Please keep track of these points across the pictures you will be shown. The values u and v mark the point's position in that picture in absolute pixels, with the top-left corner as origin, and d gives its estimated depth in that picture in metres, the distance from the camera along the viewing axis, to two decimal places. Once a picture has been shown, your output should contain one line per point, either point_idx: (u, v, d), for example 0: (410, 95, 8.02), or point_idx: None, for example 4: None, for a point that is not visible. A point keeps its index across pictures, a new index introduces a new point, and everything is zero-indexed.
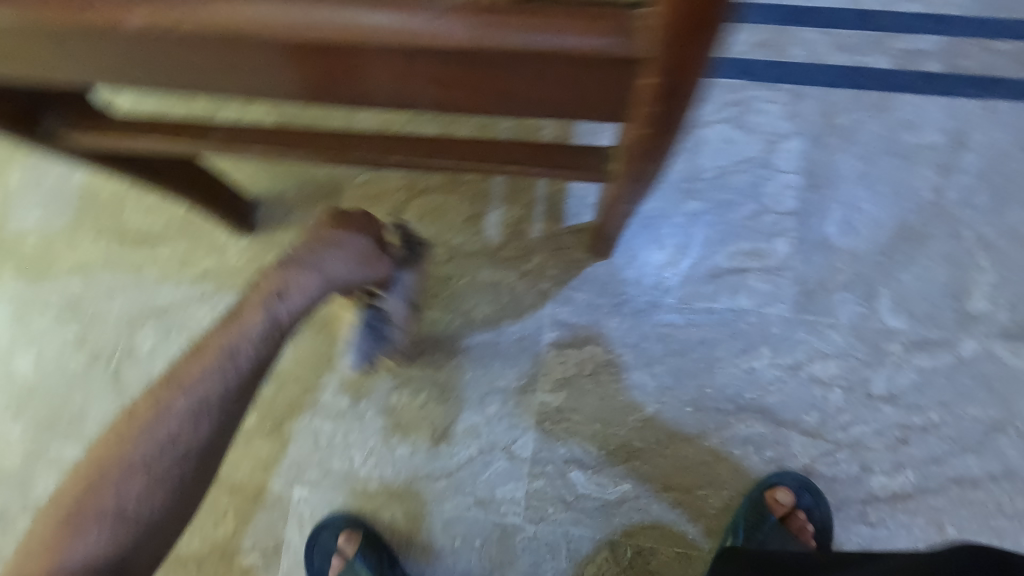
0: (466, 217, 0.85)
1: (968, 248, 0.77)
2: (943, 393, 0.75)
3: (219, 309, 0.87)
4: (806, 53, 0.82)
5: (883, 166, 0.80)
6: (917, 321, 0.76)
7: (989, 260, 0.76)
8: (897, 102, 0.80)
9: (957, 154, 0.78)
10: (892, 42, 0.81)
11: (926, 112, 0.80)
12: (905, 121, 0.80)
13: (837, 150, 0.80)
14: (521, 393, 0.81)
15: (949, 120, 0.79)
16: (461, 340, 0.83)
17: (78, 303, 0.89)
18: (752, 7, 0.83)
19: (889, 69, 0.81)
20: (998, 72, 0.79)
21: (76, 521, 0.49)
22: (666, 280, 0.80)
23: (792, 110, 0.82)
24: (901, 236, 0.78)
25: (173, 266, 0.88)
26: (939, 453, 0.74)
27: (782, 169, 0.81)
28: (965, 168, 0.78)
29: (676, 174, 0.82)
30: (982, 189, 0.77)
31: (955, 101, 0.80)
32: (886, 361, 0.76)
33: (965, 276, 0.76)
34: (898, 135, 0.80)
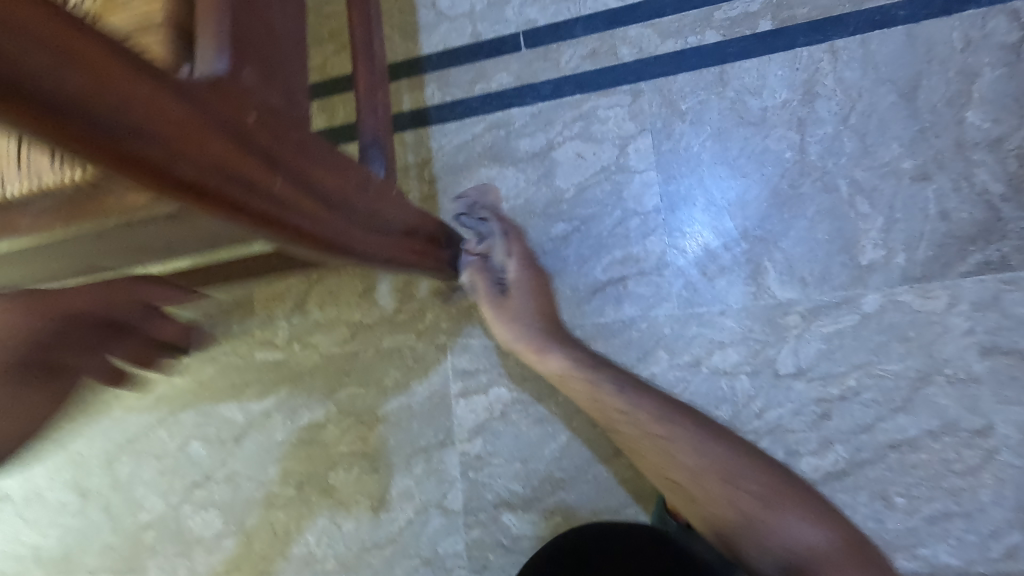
0: (360, 292, 0.89)
1: (845, 198, 0.72)
2: (857, 355, 0.70)
3: (174, 428, 0.96)
4: (635, 50, 0.82)
5: (738, 138, 0.76)
6: (810, 288, 0.72)
7: (871, 205, 0.71)
8: (737, 70, 0.77)
9: (811, 105, 0.74)
10: (717, 14, 0.79)
11: (769, 71, 0.76)
12: (749, 87, 0.77)
13: (688, 135, 0.78)
14: (442, 448, 0.83)
15: (795, 73, 0.75)
16: (379, 410, 0.86)
17: (65, 450, 1.01)
18: (573, 23, 0.85)
19: (721, 40, 0.79)
20: (834, 10, 0.75)
21: None
22: None
23: (634, 109, 0.81)
24: (774, 205, 0.74)
25: (133, 399, 0.98)
26: (867, 421, 0.69)
27: (638, 169, 0.80)
28: (823, 117, 0.74)
29: (539, 202, 0.83)
30: (845, 134, 0.73)
31: (797, 52, 0.76)
32: (787, 337, 0.72)
33: (850, 229, 0.72)
34: (746, 102, 0.77)
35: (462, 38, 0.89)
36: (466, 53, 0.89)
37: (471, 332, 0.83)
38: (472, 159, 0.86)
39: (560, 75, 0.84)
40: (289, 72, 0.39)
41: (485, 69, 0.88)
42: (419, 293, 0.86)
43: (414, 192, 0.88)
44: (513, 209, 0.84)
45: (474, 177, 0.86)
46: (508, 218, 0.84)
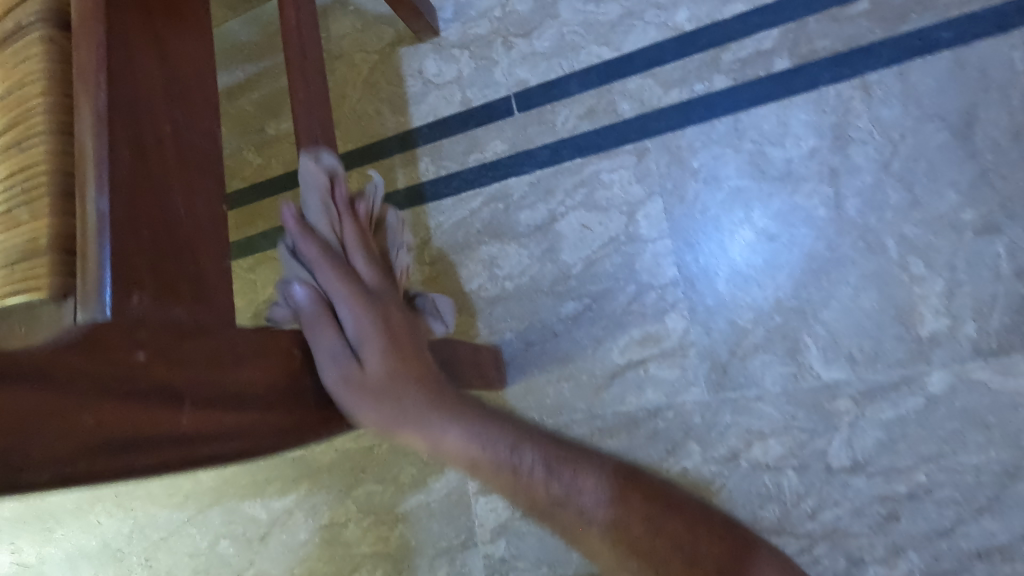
0: None
1: (895, 259, 0.62)
2: (926, 446, 0.59)
3: (204, 526, 0.95)
4: (636, 105, 0.74)
5: (761, 196, 0.67)
6: (860, 366, 0.62)
7: (928, 266, 0.61)
8: (753, 118, 0.69)
9: (844, 152, 0.65)
10: (724, 56, 0.71)
11: (791, 117, 0.67)
12: (769, 136, 0.68)
13: (703, 196, 0.70)
14: (464, 550, 0.78)
15: (821, 117, 0.66)
16: (396, 509, 0.81)
17: (106, 549, 1.02)
18: (566, 80, 0.78)
19: (732, 85, 0.70)
20: (862, 38, 0.65)
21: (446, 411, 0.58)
22: (566, 395, 0.74)
23: (640, 171, 0.73)
24: (809, 270, 0.65)
25: (163, 498, 0.98)
26: (944, 524, 0.58)
27: (650, 237, 0.72)
28: (860, 165, 0.64)
29: (545, 279, 0.76)
30: (888, 183, 0.63)
31: (822, 91, 0.66)
32: (837, 426, 0.62)
33: (903, 295, 0.61)
34: (768, 154, 0.68)
35: (452, 106, 0.84)
36: (457, 122, 0.84)
37: None
38: (472, 236, 0.81)
39: (557, 138, 0.78)
40: (203, 267, 0.38)
41: (477, 137, 0.82)
42: None
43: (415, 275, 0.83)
44: (518, 288, 0.78)
45: (476, 256, 0.80)
46: (514, 298, 0.78)
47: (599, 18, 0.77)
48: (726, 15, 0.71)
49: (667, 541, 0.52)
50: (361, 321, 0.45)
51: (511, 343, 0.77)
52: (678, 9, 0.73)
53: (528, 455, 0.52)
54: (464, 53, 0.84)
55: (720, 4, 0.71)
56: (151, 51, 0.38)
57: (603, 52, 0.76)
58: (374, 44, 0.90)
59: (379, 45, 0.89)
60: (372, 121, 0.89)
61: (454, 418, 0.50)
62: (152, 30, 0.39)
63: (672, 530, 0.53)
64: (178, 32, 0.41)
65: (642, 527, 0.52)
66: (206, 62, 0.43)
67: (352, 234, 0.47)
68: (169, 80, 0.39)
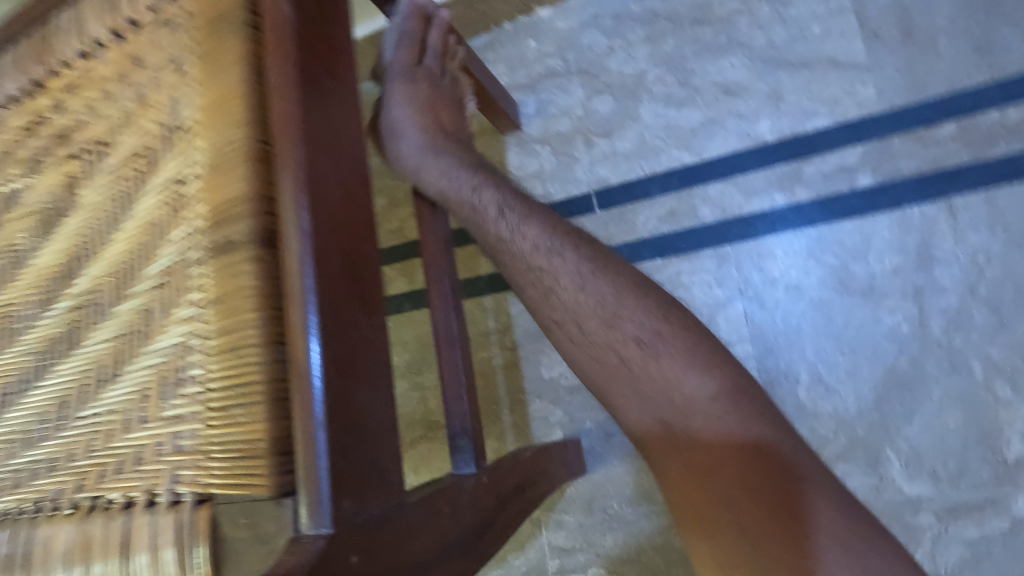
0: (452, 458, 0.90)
1: (980, 380, 0.64)
2: (1010, 566, 0.62)
3: None
4: (717, 211, 0.77)
5: (844, 308, 0.70)
6: (944, 483, 0.64)
7: (1014, 390, 0.63)
8: (836, 232, 0.71)
9: (929, 272, 0.67)
10: (807, 169, 0.73)
11: (874, 233, 0.70)
12: (851, 250, 0.70)
13: (785, 304, 0.73)
14: None
15: (905, 235, 0.68)
16: None
17: None
18: (648, 181, 0.82)
19: (815, 198, 0.73)
20: (949, 161, 0.67)
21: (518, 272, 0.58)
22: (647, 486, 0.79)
23: (721, 275, 0.76)
24: (893, 384, 0.67)
25: None
26: None
27: (730, 340, 0.75)
28: (945, 285, 0.66)
29: None
30: (974, 306, 0.65)
31: (906, 210, 0.68)
32: (920, 540, 0.64)
33: (988, 416, 0.64)
34: (851, 268, 0.70)
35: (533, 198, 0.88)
36: None
37: (564, 507, 0.82)
38: None
39: (638, 237, 0.81)
40: (383, 440, 0.39)
41: None
42: None
43: (497, 358, 0.88)
44: None
45: None
46: None
47: (680, 123, 0.80)
48: (810, 128, 0.74)
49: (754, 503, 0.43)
50: (416, 135, 0.61)
51: (591, 432, 0.82)
52: (760, 119, 0.76)
53: (696, 379, 0.47)
54: (545, 148, 0.88)
55: (803, 118, 0.74)
56: (337, 236, 0.40)
57: (684, 156, 0.80)
58: None
59: None
60: None
61: (656, 312, 0.50)
62: (336, 212, 0.40)
63: (756, 516, 0.43)
64: (355, 203, 0.42)
65: (725, 476, 0.45)
66: (371, 222, 0.43)
67: (433, 119, 0.63)
68: (348, 258, 0.40)
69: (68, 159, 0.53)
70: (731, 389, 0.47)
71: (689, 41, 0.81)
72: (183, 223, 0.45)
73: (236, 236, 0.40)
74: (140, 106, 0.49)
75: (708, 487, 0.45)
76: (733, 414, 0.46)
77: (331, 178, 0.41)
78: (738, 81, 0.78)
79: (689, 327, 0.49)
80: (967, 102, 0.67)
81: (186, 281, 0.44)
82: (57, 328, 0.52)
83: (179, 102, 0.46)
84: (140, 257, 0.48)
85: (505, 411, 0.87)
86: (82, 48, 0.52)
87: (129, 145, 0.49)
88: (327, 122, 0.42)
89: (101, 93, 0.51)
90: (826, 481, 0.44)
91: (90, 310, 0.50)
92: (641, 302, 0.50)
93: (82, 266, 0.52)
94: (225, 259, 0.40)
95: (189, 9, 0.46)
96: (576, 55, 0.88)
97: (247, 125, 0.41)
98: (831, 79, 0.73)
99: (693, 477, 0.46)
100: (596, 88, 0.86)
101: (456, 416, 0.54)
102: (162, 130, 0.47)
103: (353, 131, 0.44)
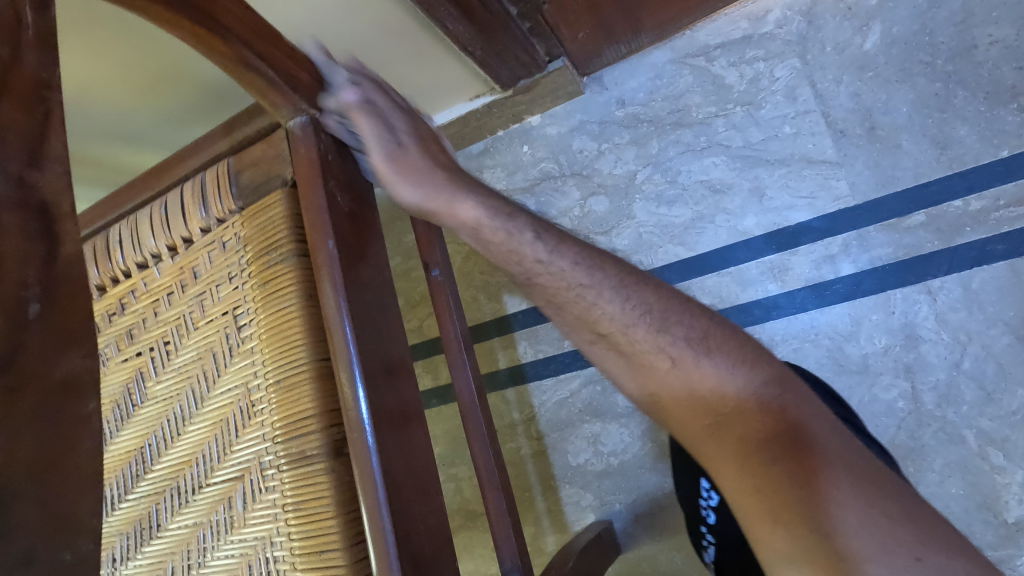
0: (493, 544, 0.96)
1: (976, 450, 0.70)
2: None
3: None
4: (715, 300, 0.83)
5: (843, 388, 0.76)
6: None
7: (1007, 457, 0.69)
8: (828, 316, 0.77)
9: (917, 350, 0.73)
10: (795, 259, 0.79)
11: (863, 316, 0.76)
12: (843, 333, 0.76)
13: None
14: None
15: (891, 317, 0.74)
16: None
17: None
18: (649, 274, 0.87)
19: (805, 285, 0.79)
20: (922, 247, 0.73)
21: (347, 213, 0.50)
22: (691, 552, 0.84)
23: None
24: (896, 458, 0.73)
25: None
26: None
27: None
28: (933, 363, 0.72)
29: (651, 454, 0.86)
30: (961, 382, 0.71)
31: (889, 294, 0.75)
32: None
33: (987, 482, 0.69)
34: (843, 349, 0.76)
35: None
36: None
37: None
38: (574, 415, 0.91)
39: None
40: None
41: None
42: (547, 546, 0.92)
43: (524, 448, 0.94)
44: (624, 464, 0.88)
45: (580, 433, 0.90)
46: (620, 473, 0.88)
47: (673, 220, 0.87)
48: (792, 221, 0.80)
49: (774, 510, 0.40)
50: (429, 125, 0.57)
51: (621, 513, 0.87)
52: (747, 215, 0.83)
53: (748, 381, 0.46)
54: None
55: (786, 211, 0.80)
56: (394, 437, 0.46)
57: (680, 251, 0.86)
58: (463, 237, 1.02)
59: None
60: (471, 307, 1.00)
61: (742, 359, 0.47)
62: (391, 416, 0.46)
63: (778, 502, 0.41)
64: (403, 400, 0.49)
65: (758, 467, 0.42)
66: (417, 405, 0.50)
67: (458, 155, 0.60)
68: (404, 455, 0.46)
69: (135, 355, 0.60)
70: (821, 416, 0.45)
71: (672, 143, 0.88)
72: (255, 425, 0.51)
73: (309, 448, 0.46)
74: (202, 314, 0.55)
75: (770, 471, 0.42)
76: (799, 412, 0.44)
77: (383, 386, 0.47)
78: (722, 179, 0.84)
79: (791, 379, 0.47)
80: (933, 193, 0.74)
81: (263, 479, 0.50)
82: (139, 510, 0.58)
83: (238, 314, 0.53)
84: (214, 450, 0.54)
85: (539, 498, 0.93)
86: (141, 260, 0.59)
87: (196, 347, 0.56)
88: (376, 334, 0.48)
89: (163, 300, 0.58)
90: (940, 532, 0.38)
91: (170, 496, 0.56)
92: (732, 351, 0.47)
93: (158, 453, 0.58)
94: (300, 469, 0.46)
95: (241, 235, 0.52)
96: (568, 158, 0.94)
97: (308, 347, 0.47)
98: (807, 175, 0.80)
99: (742, 457, 0.43)
100: (591, 189, 0.92)
101: (507, 554, 0.58)
102: (225, 337, 0.54)
103: (393, 330, 0.50)
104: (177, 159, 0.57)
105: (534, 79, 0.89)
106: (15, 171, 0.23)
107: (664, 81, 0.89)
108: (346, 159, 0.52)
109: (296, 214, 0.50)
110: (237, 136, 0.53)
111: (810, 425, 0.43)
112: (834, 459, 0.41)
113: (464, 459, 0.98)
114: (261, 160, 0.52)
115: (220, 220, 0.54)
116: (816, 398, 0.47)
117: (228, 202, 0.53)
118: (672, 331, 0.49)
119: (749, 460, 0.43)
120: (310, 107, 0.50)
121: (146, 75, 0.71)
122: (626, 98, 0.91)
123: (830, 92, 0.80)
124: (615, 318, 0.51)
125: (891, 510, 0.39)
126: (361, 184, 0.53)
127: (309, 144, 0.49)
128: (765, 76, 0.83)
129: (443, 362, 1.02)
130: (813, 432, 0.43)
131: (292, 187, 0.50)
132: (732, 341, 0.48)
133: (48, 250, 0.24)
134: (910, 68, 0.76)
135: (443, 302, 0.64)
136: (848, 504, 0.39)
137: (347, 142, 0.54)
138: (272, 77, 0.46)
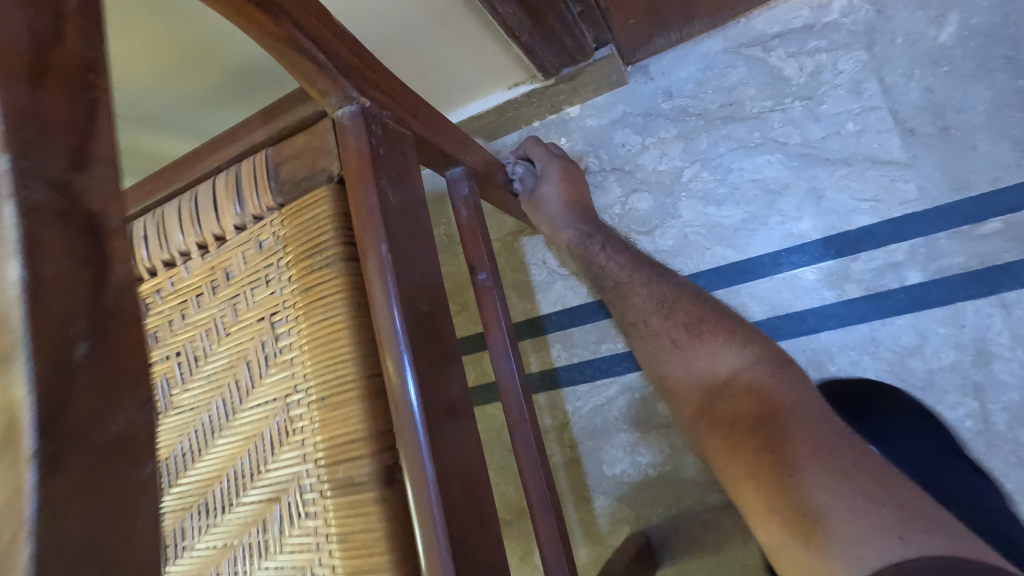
0: (520, 554, 0.92)
1: None
2: None
3: None
4: (765, 307, 0.79)
5: None
6: None
7: None
8: (891, 328, 0.73)
9: (987, 367, 0.69)
10: (855, 265, 0.75)
11: (929, 329, 0.71)
12: (906, 346, 0.72)
13: None
14: None
15: (960, 331, 0.70)
16: None
17: None
18: (696, 277, 0.83)
19: (865, 294, 0.74)
20: (997, 258, 0.69)
21: (400, 213, 0.45)
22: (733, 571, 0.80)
23: None
24: None
25: None
26: None
27: None
28: (1005, 381, 0.68)
29: (692, 466, 0.82)
30: None
31: (959, 306, 0.70)
32: None
33: None
34: (906, 363, 0.72)
35: (579, 296, 0.90)
36: (584, 312, 0.90)
37: None
38: (611, 423, 0.87)
39: None
40: None
41: (606, 328, 0.88)
42: (579, 559, 0.88)
43: (556, 455, 0.90)
44: (663, 476, 0.84)
45: (617, 442, 0.86)
46: (659, 485, 0.84)
47: (722, 220, 0.82)
48: (853, 225, 0.75)
49: (762, 485, 0.49)
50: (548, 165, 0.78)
51: (659, 527, 0.83)
52: (804, 217, 0.78)
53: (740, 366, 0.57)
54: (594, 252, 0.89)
55: (847, 214, 0.75)
56: (454, 466, 0.41)
57: (729, 254, 0.81)
58: (495, 232, 0.97)
59: (501, 233, 0.97)
60: None
61: (738, 345, 0.59)
62: (450, 441, 0.42)
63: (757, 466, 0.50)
64: (461, 422, 0.44)
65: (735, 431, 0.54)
66: (474, 427, 0.45)
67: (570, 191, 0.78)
68: (465, 484, 0.42)
69: (160, 360, 0.55)
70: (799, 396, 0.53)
71: (723, 138, 0.83)
72: (295, 444, 0.46)
73: (359, 474, 0.42)
74: (235, 319, 0.51)
75: (749, 441, 0.52)
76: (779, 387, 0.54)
77: (442, 408, 0.42)
78: (777, 178, 0.79)
79: (784, 365, 0.57)
80: (1012, 199, 0.69)
81: (303, 503, 0.45)
82: (164, 526, 0.54)
83: (277, 320, 0.48)
84: (246, 467, 0.50)
85: (571, 508, 0.89)
86: (167, 258, 0.54)
87: (228, 355, 0.51)
88: (432, 349, 0.43)
89: (191, 301, 0.53)
90: (945, 524, 0.43)
91: (199, 513, 0.52)
92: (726, 338, 0.60)
93: (185, 465, 0.54)
94: (349, 496, 0.42)
95: (281, 235, 0.48)
96: (608, 152, 0.89)
97: (358, 362, 0.43)
98: (871, 176, 0.75)
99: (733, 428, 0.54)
100: (633, 185, 0.87)
101: None
102: (262, 345, 0.49)
103: (449, 344, 0.46)
104: (208, 149, 0.52)
105: (578, 68, 0.84)
106: (58, 179, 0.20)
107: (715, 72, 0.84)
108: (396, 153, 0.47)
109: (343, 215, 0.45)
110: (277, 125, 0.48)
111: (798, 414, 0.51)
112: (818, 439, 0.48)
113: (491, 465, 0.94)
114: (303, 153, 0.47)
115: (257, 217, 0.49)
116: (816, 394, 0.54)
117: (266, 197, 0.48)
118: (676, 316, 0.64)
119: (740, 441, 0.52)
120: (361, 95, 0.45)
121: (172, 56, 0.66)
122: (673, 90, 0.86)
123: (899, 87, 0.74)
124: (642, 307, 0.67)
125: (868, 488, 0.44)
126: (413, 181, 0.49)
127: (357, 137, 0.44)
128: (827, 69, 0.78)
129: (471, 363, 0.98)
130: (794, 421, 0.50)
131: (338, 183, 0.46)
132: (735, 334, 0.60)
133: (96, 273, 0.20)
134: (989, 64, 0.71)
135: (489, 309, 0.59)
136: (817, 474, 0.46)
137: (398, 135, 0.49)
138: (320, 61, 0.41)
